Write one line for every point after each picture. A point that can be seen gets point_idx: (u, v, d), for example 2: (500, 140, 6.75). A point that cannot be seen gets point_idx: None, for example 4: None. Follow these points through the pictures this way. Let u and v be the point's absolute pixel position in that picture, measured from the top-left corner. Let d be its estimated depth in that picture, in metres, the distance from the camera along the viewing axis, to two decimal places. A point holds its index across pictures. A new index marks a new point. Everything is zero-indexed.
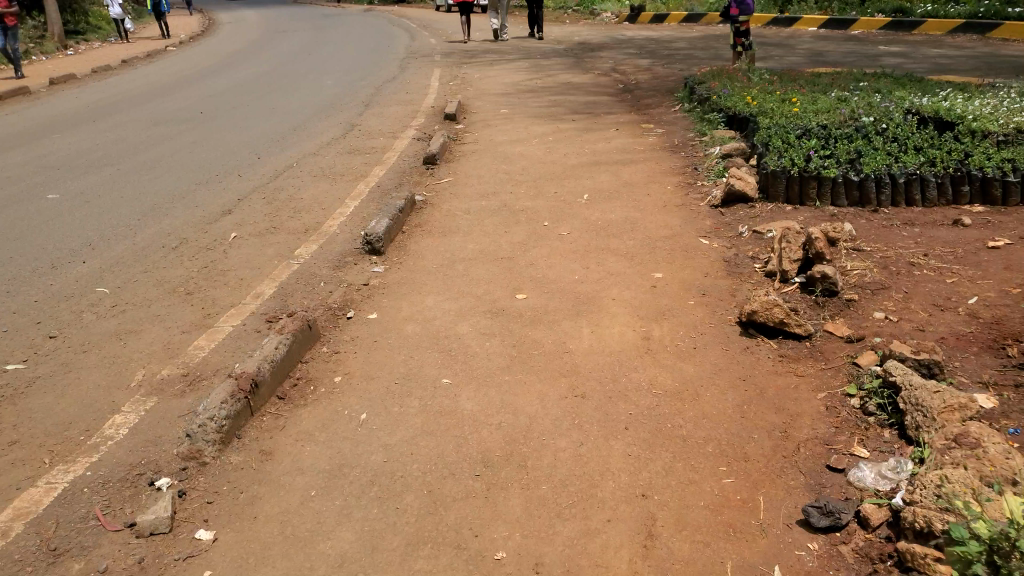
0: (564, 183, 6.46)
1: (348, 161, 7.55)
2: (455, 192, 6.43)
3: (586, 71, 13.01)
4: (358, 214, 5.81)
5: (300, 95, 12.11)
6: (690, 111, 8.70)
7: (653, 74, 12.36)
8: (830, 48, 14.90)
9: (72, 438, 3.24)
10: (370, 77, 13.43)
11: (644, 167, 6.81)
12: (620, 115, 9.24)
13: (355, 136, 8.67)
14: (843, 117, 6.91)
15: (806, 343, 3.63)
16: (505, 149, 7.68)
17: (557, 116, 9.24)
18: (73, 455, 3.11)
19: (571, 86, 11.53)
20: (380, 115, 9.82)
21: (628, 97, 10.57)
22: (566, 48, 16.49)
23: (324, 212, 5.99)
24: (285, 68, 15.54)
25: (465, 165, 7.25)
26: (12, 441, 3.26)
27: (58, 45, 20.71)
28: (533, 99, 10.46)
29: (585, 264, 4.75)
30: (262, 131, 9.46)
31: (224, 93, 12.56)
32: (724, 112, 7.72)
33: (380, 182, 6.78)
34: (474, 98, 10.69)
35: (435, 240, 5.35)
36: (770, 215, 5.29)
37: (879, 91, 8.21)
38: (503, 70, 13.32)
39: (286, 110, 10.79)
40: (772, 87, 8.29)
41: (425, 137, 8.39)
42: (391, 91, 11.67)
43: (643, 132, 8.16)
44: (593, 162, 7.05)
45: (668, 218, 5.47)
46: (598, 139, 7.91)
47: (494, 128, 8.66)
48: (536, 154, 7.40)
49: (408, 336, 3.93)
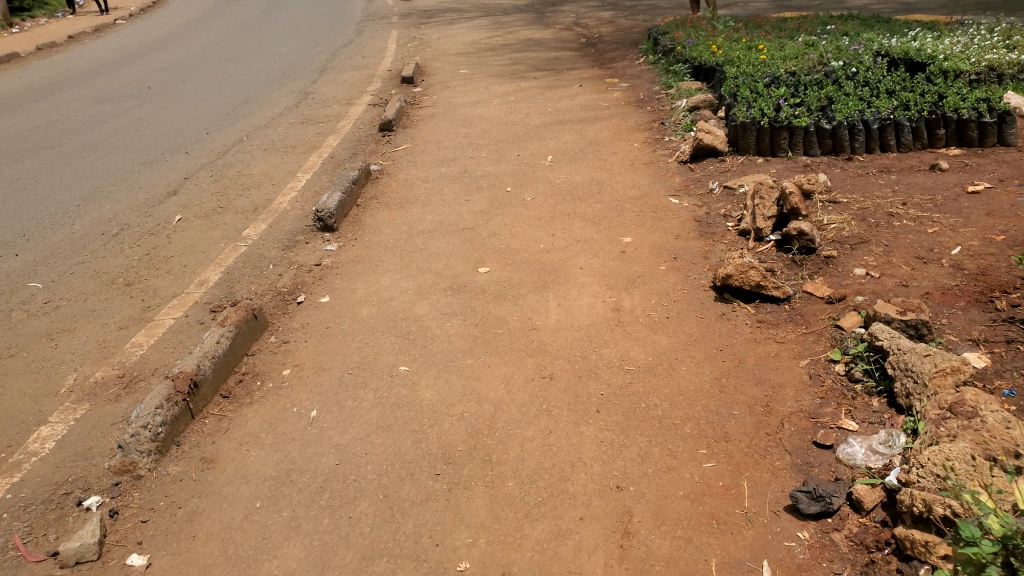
0: (527, 145, 6.14)
1: (300, 132, 7.13)
2: (412, 159, 6.08)
3: (548, 26, 12.55)
4: (310, 188, 5.46)
5: (251, 64, 11.51)
6: (654, 63, 8.37)
7: (617, 26, 11.94)
8: None
9: None
10: (325, 42, 12.83)
11: (610, 124, 6.50)
12: (584, 70, 8.87)
13: (308, 105, 8.21)
14: (812, 63, 6.64)
15: (784, 306, 3.42)
16: (464, 112, 7.31)
17: (519, 74, 8.85)
18: None
19: (533, 42, 11.11)
20: (335, 81, 9.34)
21: (592, 51, 10.18)
22: (526, 3, 15.94)
23: (275, 188, 5.60)
24: (236, 37, 14.85)
25: (423, 130, 6.88)
26: None
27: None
28: (494, 58, 10.05)
29: (551, 232, 4.47)
30: (211, 104, 8.92)
31: (171, 66, 11.88)
32: (689, 62, 7.42)
33: (335, 152, 6.38)
34: (432, 59, 10.24)
35: (391, 212, 5.02)
36: (741, 169, 5.05)
37: (847, 33, 7.93)
38: (462, 29, 12.82)
39: (236, 81, 10.24)
40: (738, 34, 7.99)
41: (380, 103, 7.98)
42: (346, 56, 11.14)
43: (608, 88, 7.82)
44: (557, 122, 6.72)
45: (636, 177, 5.20)
46: (562, 97, 7.57)
47: (453, 90, 8.27)
48: (497, 115, 7.04)
49: (364, 320, 3.62)
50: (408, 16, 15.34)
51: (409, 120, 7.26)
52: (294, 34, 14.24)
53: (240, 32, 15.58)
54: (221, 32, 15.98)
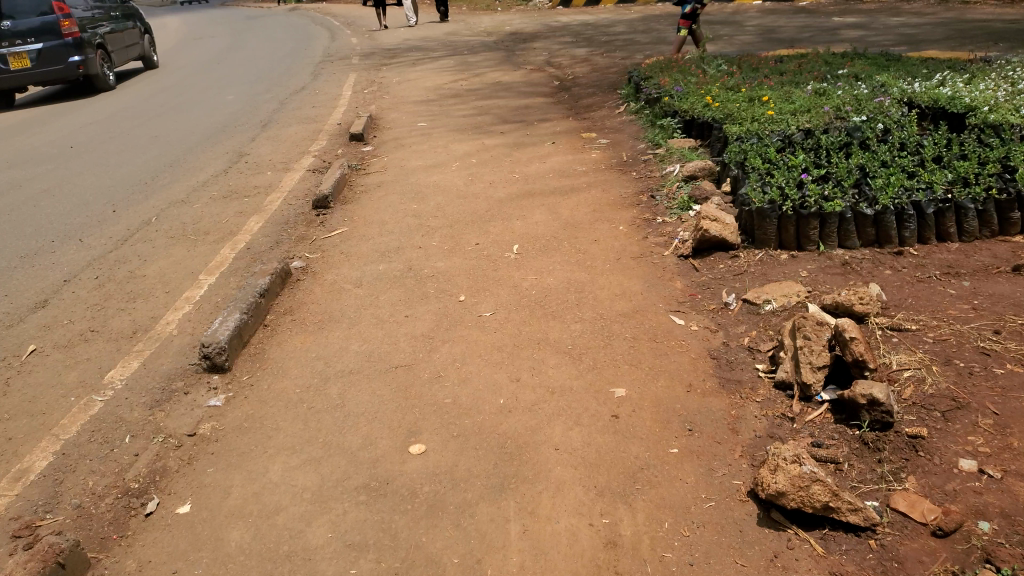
0: (488, 227, 4.98)
1: (220, 210, 5.74)
2: (348, 245, 4.87)
3: (518, 66, 11.53)
4: (212, 297, 4.08)
5: (192, 115, 10.05)
6: (639, 114, 7.36)
7: (594, 66, 10.94)
8: (783, 24, 13.67)
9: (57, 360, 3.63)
10: (277, 88, 11.53)
11: (588, 198, 5.37)
12: (557, 122, 7.79)
13: (238, 171, 6.85)
14: (829, 119, 5.63)
15: (867, 538, 2.24)
16: (417, 179, 6.15)
17: (483, 128, 7.75)
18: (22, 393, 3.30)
19: (502, 86, 10.03)
20: (274, 138, 8.01)
21: (566, 97, 9.13)
22: (495, 39, 14.97)
23: (163, 305, 4.05)
24: (186, 81, 13.49)
25: (366, 203, 5.68)
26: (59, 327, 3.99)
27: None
28: (457, 107, 8.95)
29: (514, 373, 3.20)
30: (135, 167, 7.44)
31: (103, 118, 10.41)
32: (681, 117, 6.41)
33: (254, 240, 5.02)
34: (388, 109, 9.10)
35: (306, 337, 3.66)
36: (760, 270, 3.94)
37: (858, 78, 6.94)
38: (425, 70, 11.73)
39: (171, 135, 8.79)
40: (731, 79, 7.01)
41: (318, 165, 6.77)
42: (296, 106, 9.83)
43: (585, 147, 6.75)
44: (526, 193, 5.57)
45: (629, 280, 4.02)
46: (531, 158, 6.45)
47: (406, 149, 7.12)
48: (453, 185, 5.91)
49: (228, 561, 2.40)
50: (369, 55, 14.27)
51: (353, 187, 6.06)
52: (245, 78, 12.96)
53: (189, 75, 14.28)
54: (169, 75, 14.66)
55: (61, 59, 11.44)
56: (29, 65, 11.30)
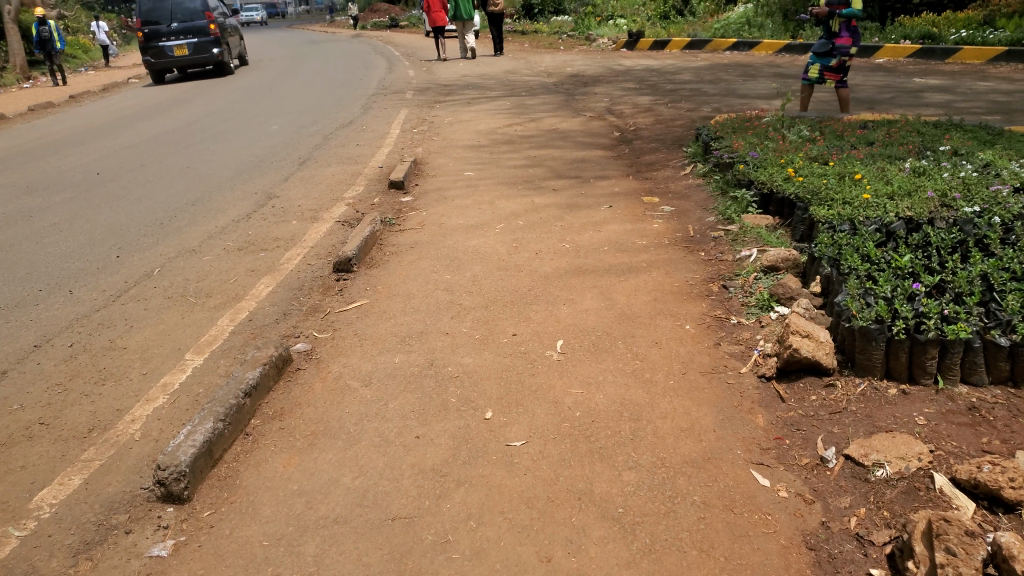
0: (529, 310, 4.27)
1: (230, 265, 5.18)
2: (367, 326, 4.17)
3: (576, 113, 10.90)
4: (194, 395, 3.58)
5: (230, 144, 9.67)
6: (708, 180, 6.61)
7: (657, 117, 10.23)
8: (862, 82, 12.79)
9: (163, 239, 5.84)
10: (325, 120, 11.12)
11: (648, 281, 4.60)
12: (615, 182, 7.08)
13: (263, 216, 6.28)
14: (934, 207, 4.76)
15: None
16: (455, 241, 5.49)
17: (533, 182, 7.09)
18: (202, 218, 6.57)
19: (558, 134, 9.41)
20: (308, 179, 7.39)
21: (626, 151, 8.43)
22: (555, 81, 14.42)
23: (133, 394, 3.61)
24: (235, 106, 13.24)
25: (394, 266, 5.02)
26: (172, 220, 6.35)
27: (20, 78, 19.89)
28: (508, 155, 8.34)
29: (544, 549, 2.52)
30: (154, 202, 7.02)
31: (143, 141, 10.13)
32: (758, 189, 5.63)
33: (258, 312, 4.43)
34: (434, 152, 8.54)
35: (290, 458, 3.10)
36: (863, 410, 3.08)
37: (959, 154, 6.08)
38: (479, 111, 11.22)
39: (202, 167, 8.40)
40: (814, 148, 6.21)
41: (348, 214, 6.16)
42: (338, 142, 9.35)
43: (646, 214, 6.01)
44: (576, 269, 4.84)
45: (696, 405, 3.24)
46: (585, 224, 5.75)
47: (448, 202, 6.50)
48: (495, 251, 5.22)
49: None
50: (423, 90, 13.84)
51: (383, 245, 5.41)
52: (295, 106, 12.64)
53: (240, 100, 14.04)
54: (221, 99, 14.44)
55: (205, 50, 17.63)
56: (188, 53, 17.66)
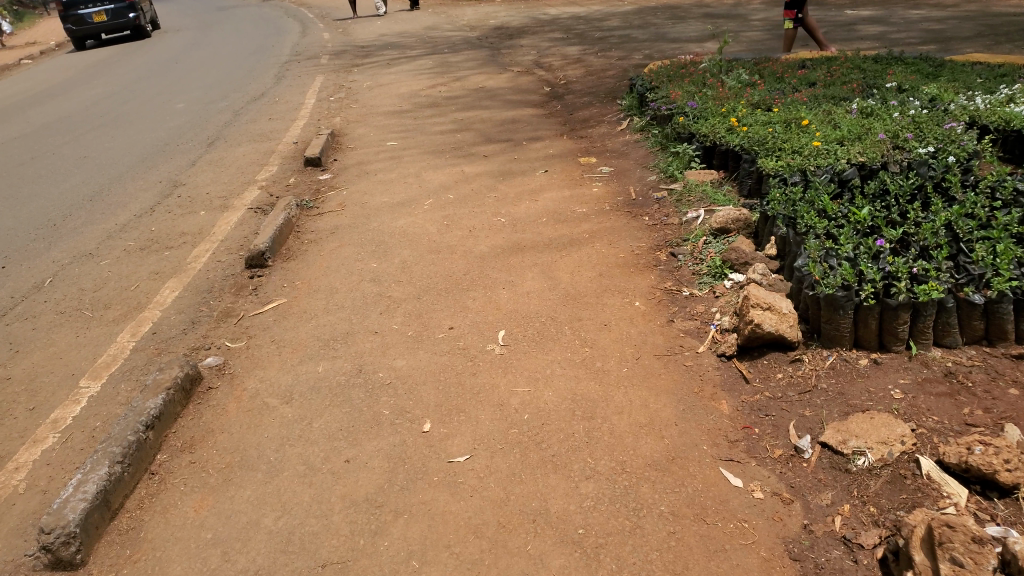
0: (464, 297, 3.91)
1: (131, 267, 4.61)
2: (285, 331, 3.72)
3: (503, 68, 10.41)
4: (89, 433, 3.09)
5: (133, 127, 8.87)
6: (647, 135, 6.30)
7: (588, 68, 9.83)
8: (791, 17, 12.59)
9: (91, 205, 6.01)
10: (236, 94, 10.36)
11: (586, 254, 4.31)
12: (549, 143, 6.71)
13: (167, 208, 5.68)
14: (886, 150, 4.55)
15: None
16: (382, 221, 5.04)
17: (463, 149, 6.66)
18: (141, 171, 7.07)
19: (486, 93, 8.93)
20: (217, 162, 6.81)
21: (558, 107, 8.04)
22: (479, 35, 13.82)
23: (17, 436, 3.13)
24: (138, 84, 12.27)
25: (314, 257, 4.57)
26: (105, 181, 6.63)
27: None
28: (435, 120, 7.86)
29: None
30: (46, 199, 6.32)
31: (36, 131, 9.24)
32: (700, 142, 5.36)
33: (164, 323, 3.87)
34: (355, 122, 7.99)
35: (201, 499, 2.70)
36: (834, 386, 2.86)
37: (902, 90, 5.89)
38: (402, 73, 10.62)
39: (102, 154, 7.65)
40: (755, 94, 5.95)
41: (259, 203, 5.57)
42: (251, 117, 8.69)
43: (584, 177, 5.68)
44: (513, 245, 4.49)
45: (653, 395, 2.95)
46: (519, 193, 5.39)
47: (372, 177, 6.04)
48: (424, 231, 4.82)
49: None
50: (341, 53, 13.08)
51: (300, 234, 4.92)
52: (203, 81, 11.77)
53: (143, 77, 13.04)
54: (122, 76, 13.34)
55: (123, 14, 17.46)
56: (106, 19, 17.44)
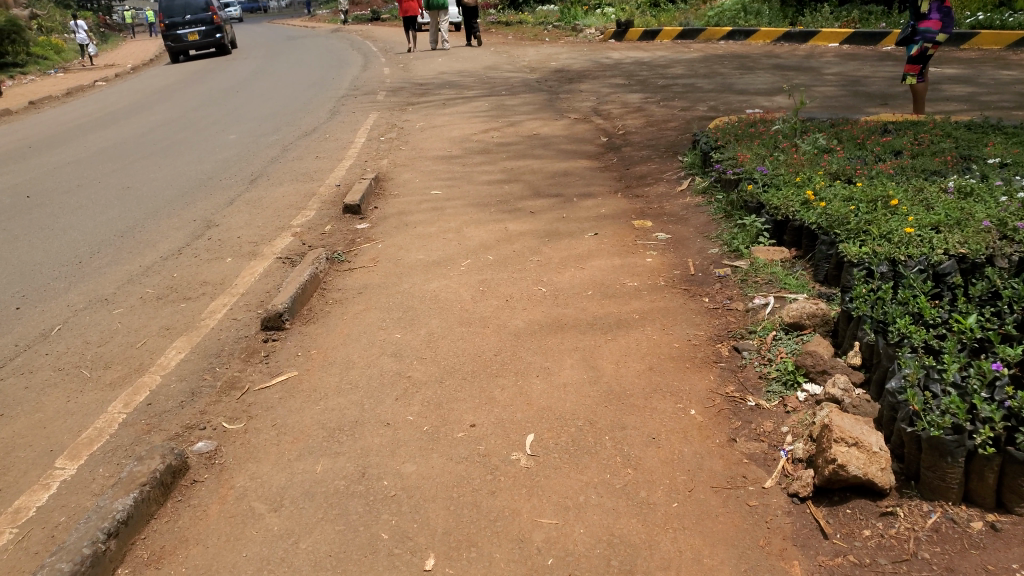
0: (492, 385, 3.35)
1: (143, 319, 4.16)
2: (289, 413, 3.22)
3: (559, 114, 10.05)
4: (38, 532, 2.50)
5: (181, 158, 8.67)
6: (710, 199, 5.79)
7: (648, 119, 9.38)
8: (866, 74, 11.95)
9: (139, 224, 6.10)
10: (287, 127, 10.23)
11: (636, 341, 3.71)
12: (601, 201, 6.24)
13: (196, 251, 5.29)
14: (991, 240, 3.97)
15: None
16: (412, 282, 4.59)
17: (509, 203, 6.27)
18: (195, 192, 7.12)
19: (540, 141, 8.55)
20: (256, 203, 6.40)
21: (615, 160, 7.59)
22: (538, 78, 13.54)
23: None
24: (195, 112, 12.25)
25: (335, 320, 4.08)
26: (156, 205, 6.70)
27: None
28: (483, 168, 7.49)
29: None
30: (76, 229, 6.01)
31: (87, 156, 9.12)
32: (771, 215, 4.81)
33: (161, 393, 3.37)
34: (402, 166, 7.67)
35: None
36: (938, 556, 2.33)
37: (1002, 167, 5.30)
38: (455, 114, 10.35)
39: (144, 185, 7.40)
40: (833, 162, 5.39)
41: (289, 252, 5.19)
42: (298, 154, 8.46)
43: (638, 244, 5.18)
44: (554, 322, 3.95)
45: (707, 545, 2.43)
46: (566, 259, 4.91)
47: (410, 230, 5.65)
48: (456, 299, 4.32)
49: None
50: (397, 90, 12.95)
51: (325, 292, 4.50)
52: (258, 112, 11.69)
53: (201, 105, 13.06)
54: (180, 104, 13.34)
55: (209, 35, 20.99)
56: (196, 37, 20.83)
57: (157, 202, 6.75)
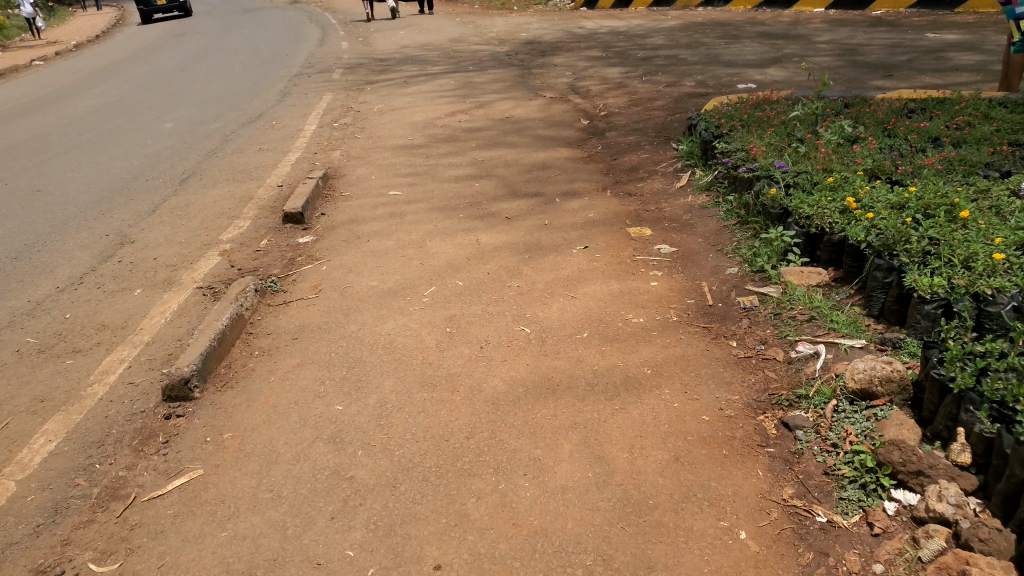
0: (464, 492, 2.44)
1: (13, 384, 3.27)
2: (185, 544, 2.32)
3: (533, 93, 9.05)
4: None
5: (106, 153, 7.66)
6: (718, 200, 4.88)
7: (632, 96, 8.42)
8: (861, 40, 11.00)
9: (28, 245, 5.04)
10: (232, 113, 9.21)
11: (652, 409, 2.85)
12: (589, 202, 5.32)
13: (100, 282, 4.38)
14: None
15: None
16: (360, 322, 3.69)
17: (480, 207, 5.35)
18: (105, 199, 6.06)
19: (514, 125, 7.58)
20: (183, 216, 5.47)
21: (600, 148, 6.61)
22: (509, 51, 12.47)
23: None
24: (133, 96, 11.15)
25: (258, 385, 3.20)
26: (64, 217, 5.64)
27: None
28: (451, 161, 6.53)
29: None
30: None
31: (2, 151, 8.08)
32: (801, 226, 3.93)
33: (10, 515, 2.50)
34: (357, 161, 6.69)
35: None
36: None
37: None
38: (420, 95, 9.32)
39: (56, 190, 6.44)
40: (866, 157, 4.48)
41: (212, 280, 4.33)
42: (240, 149, 7.51)
43: (636, 259, 4.28)
44: (542, 383, 3.05)
45: None
46: (551, 285, 4.01)
47: (359, 248, 4.74)
48: (410, 351, 3.39)
49: None
50: (356, 68, 11.87)
51: (248, 347, 3.55)
52: (202, 95, 10.62)
53: (142, 87, 11.93)
54: (118, 86, 12.17)
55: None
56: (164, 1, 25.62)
57: (66, 215, 5.72)
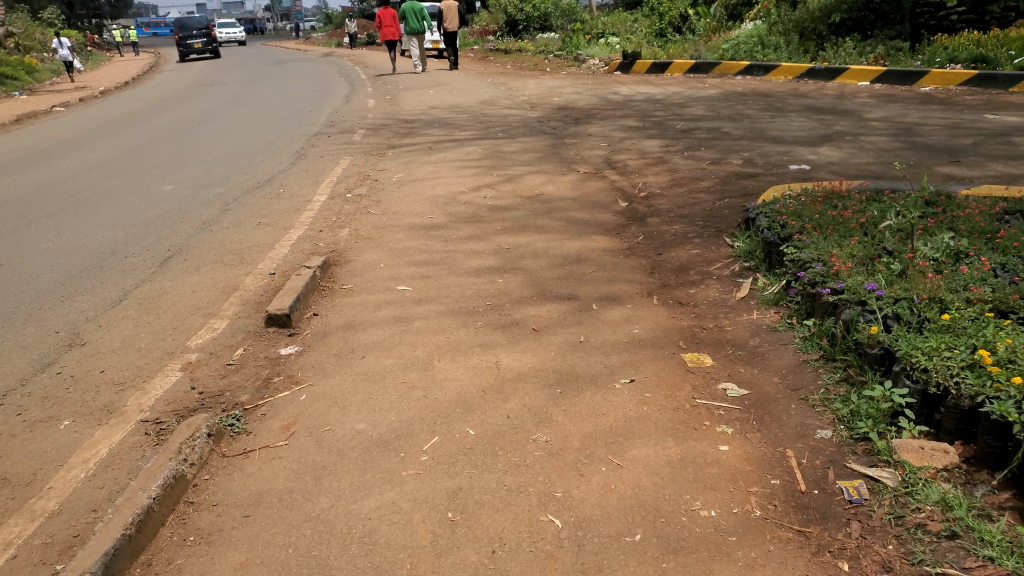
0: None
1: None
2: None
3: (564, 166, 8.29)
4: None
5: (92, 219, 7.03)
6: (792, 322, 3.98)
7: (674, 174, 7.61)
8: (919, 118, 10.06)
9: None
10: (238, 175, 8.56)
11: None
12: (632, 311, 4.43)
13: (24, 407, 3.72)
14: None
15: None
16: (334, 496, 2.90)
17: (502, 312, 4.49)
18: (74, 283, 5.43)
19: (543, 205, 6.79)
20: (149, 314, 4.81)
21: (641, 238, 5.72)
22: (539, 116, 11.81)
23: None
24: (144, 148, 10.69)
25: None
26: (15, 308, 4.98)
27: None
28: (470, 246, 5.72)
29: None
30: None
31: None
32: (908, 380, 2.96)
33: None
34: (364, 243, 5.90)
35: None
36: None
37: None
38: (443, 163, 8.62)
39: (22, 265, 5.80)
40: (988, 283, 3.49)
41: (164, 410, 3.64)
42: (236, 221, 6.80)
43: (695, 404, 3.37)
44: None
45: None
46: (587, 441, 3.13)
47: (353, 369, 3.88)
48: (395, 559, 2.56)
49: None
50: (378, 128, 11.28)
51: (185, 528, 2.81)
52: (213, 153, 10.03)
53: (157, 139, 11.50)
54: (131, 138, 11.69)
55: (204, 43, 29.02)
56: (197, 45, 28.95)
57: (20, 303, 5.04)
